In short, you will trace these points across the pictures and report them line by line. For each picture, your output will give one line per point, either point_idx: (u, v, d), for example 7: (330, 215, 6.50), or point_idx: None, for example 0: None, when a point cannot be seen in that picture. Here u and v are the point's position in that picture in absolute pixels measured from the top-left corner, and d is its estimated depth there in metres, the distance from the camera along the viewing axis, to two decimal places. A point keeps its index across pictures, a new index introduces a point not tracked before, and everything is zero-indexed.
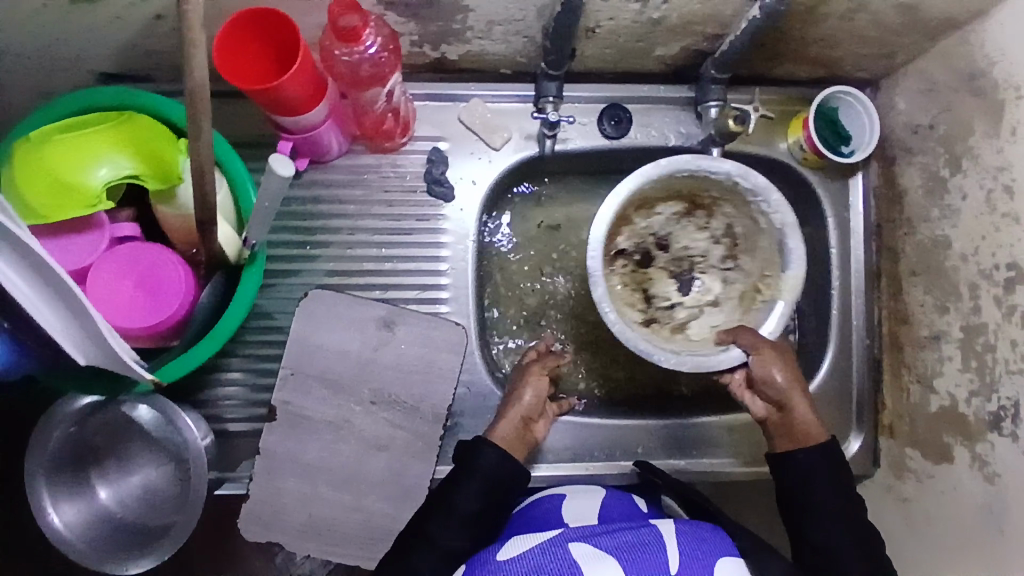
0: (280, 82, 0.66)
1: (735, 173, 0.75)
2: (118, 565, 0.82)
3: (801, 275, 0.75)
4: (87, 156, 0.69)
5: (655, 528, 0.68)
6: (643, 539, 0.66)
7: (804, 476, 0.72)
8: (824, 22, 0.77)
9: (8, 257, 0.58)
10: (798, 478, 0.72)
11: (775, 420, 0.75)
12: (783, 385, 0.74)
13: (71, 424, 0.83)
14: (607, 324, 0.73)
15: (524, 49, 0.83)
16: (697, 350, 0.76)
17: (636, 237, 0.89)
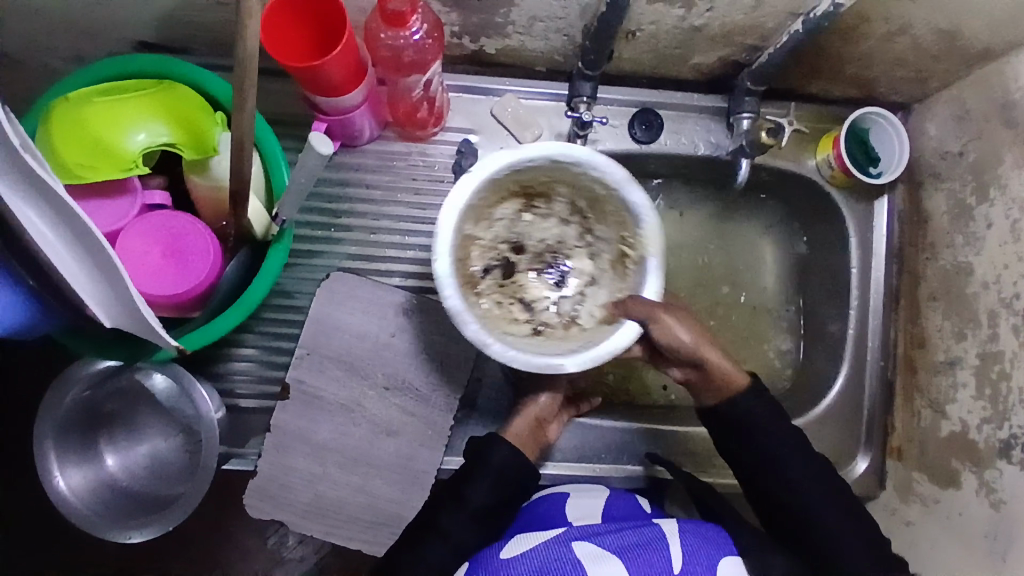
0: (324, 62, 0.67)
1: (559, 152, 0.68)
2: (120, 533, 0.81)
3: (657, 224, 0.69)
4: (125, 120, 0.69)
5: (659, 526, 0.69)
6: (646, 538, 0.68)
7: (793, 486, 0.75)
8: (863, 42, 0.77)
9: (42, 212, 0.58)
10: (791, 490, 0.75)
11: (695, 379, 0.80)
12: (688, 341, 0.76)
13: (86, 386, 0.82)
14: (496, 357, 0.66)
15: (562, 47, 0.84)
16: (590, 337, 0.70)
17: (486, 256, 0.80)
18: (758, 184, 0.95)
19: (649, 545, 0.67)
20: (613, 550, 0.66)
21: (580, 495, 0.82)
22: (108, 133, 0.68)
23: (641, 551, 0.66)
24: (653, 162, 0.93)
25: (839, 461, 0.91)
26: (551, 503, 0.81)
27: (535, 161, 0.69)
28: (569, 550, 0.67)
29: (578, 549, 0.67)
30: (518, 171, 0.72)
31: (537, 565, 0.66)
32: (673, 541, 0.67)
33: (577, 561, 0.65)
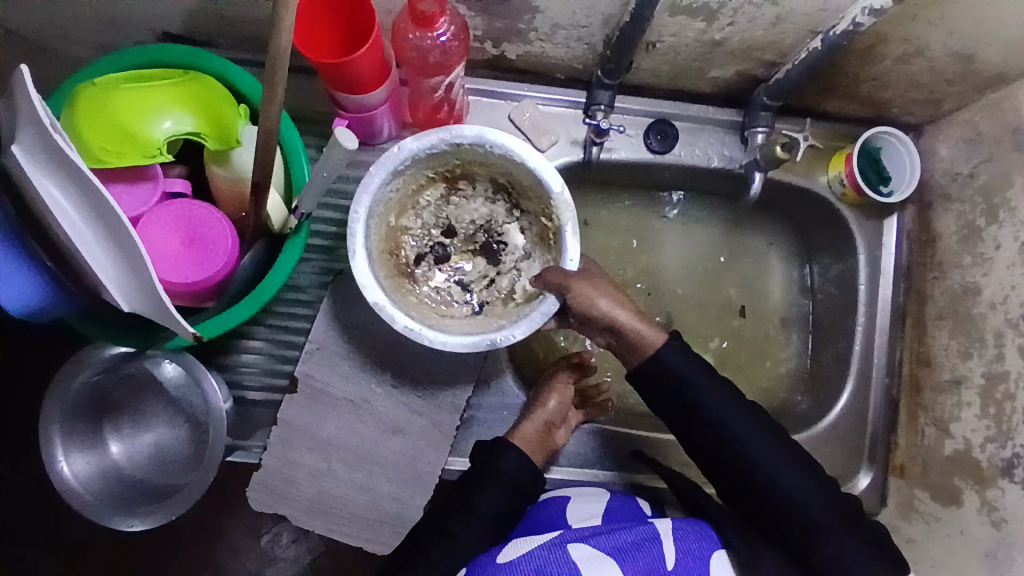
0: (353, 60, 0.68)
1: (445, 137, 0.74)
2: (121, 520, 0.82)
3: (566, 192, 0.74)
4: (151, 106, 0.69)
5: (652, 526, 0.72)
6: (641, 538, 0.70)
7: (780, 483, 0.73)
8: (879, 62, 0.79)
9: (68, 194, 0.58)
10: (775, 487, 0.74)
11: (616, 344, 0.77)
12: (605, 307, 0.73)
13: (95, 372, 0.83)
14: (431, 343, 0.72)
15: (583, 56, 0.85)
16: (522, 311, 0.76)
17: (417, 244, 0.87)
18: (769, 199, 0.96)
19: (644, 544, 0.69)
20: (608, 551, 0.69)
21: (581, 499, 0.83)
22: (134, 119, 0.68)
23: (636, 551, 0.68)
24: (667, 172, 0.94)
25: (842, 477, 0.91)
26: (553, 508, 0.82)
27: (434, 148, 0.75)
28: (566, 553, 0.69)
29: (575, 551, 0.69)
30: (426, 160, 0.79)
31: (535, 568, 0.68)
32: (665, 541, 0.70)
33: (575, 563, 0.67)
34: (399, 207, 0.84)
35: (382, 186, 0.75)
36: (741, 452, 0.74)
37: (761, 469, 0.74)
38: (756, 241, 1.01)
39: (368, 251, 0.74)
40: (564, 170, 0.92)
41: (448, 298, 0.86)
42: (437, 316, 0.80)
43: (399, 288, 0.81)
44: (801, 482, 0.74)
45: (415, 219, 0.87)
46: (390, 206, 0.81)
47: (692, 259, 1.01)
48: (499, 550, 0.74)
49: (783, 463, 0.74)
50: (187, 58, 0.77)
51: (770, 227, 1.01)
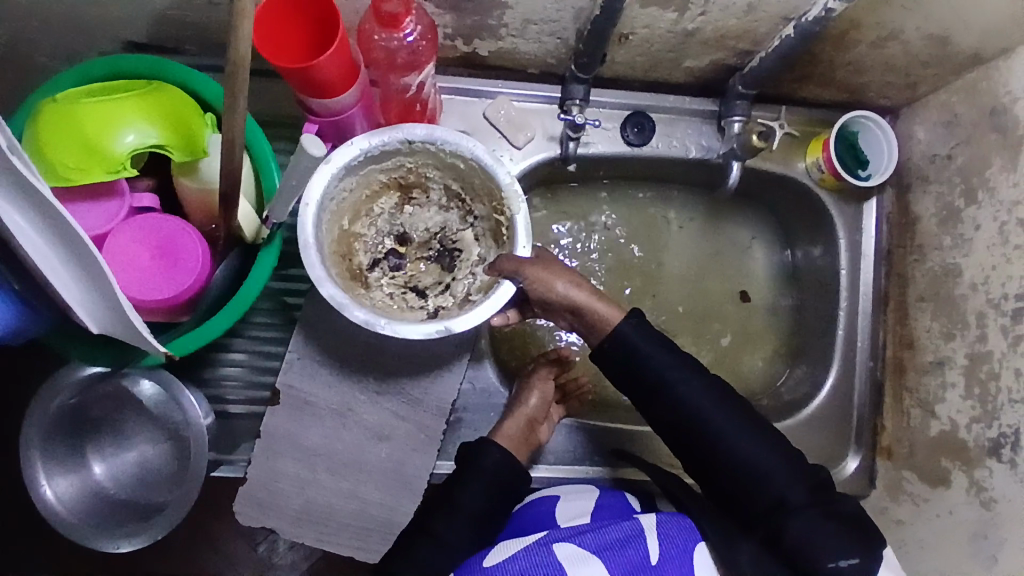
0: (317, 63, 0.66)
1: (398, 135, 0.75)
2: (109, 541, 0.81)
3: (516, 184, 0.74)
4: (113, 120, 0.68)
5: (638, 521, 0.70)
6: (626, 535, 0.69)
7: (755, 467, 0.73)
8: (853, 47, 0.78)
9: (29, 218, 0.57)
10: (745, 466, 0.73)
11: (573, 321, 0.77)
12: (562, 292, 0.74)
13: (72, 393, 0.81)
14: (379, 328, 0.70)
15: (556, 50, 0.84)
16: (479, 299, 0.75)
17: (371, 251, 0.88)
18: (747, 187, 0.96)
19: (628, 541, 0.68)
20: (593, 549, 0.68)
21: (569, 497, 0.82)
22: (95, 134, 0.67)
23: (620, 549, 0.68)
24: (644, 164, 0.93)
25: (830, 461, 0.91)
26: (541, 506, 0.82)
27: (387, 146, 0.76)
28: (551, 553, 0.68)
29: (559, 550, 0.68)
30: (380, 161, 0.79)
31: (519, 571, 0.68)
32: (650, 537, 0.69)
33: (559, 563, 0.67)
34: (354, 212, 0.85)
35: (336, 181, 0.76)
36: (715, 438, 0.74)
37: (736, 455, 0.73)
38: (737, 229, 1.00)
39: (318, 242, 0.73)
40: (540, 166, 0.91)
41: (406, 303, 0.85)
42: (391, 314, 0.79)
43: (352, 287, 0.80)
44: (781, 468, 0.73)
45: (370, 226, 0.88)
46: (344, 208, 0.82)
47: (672, 250, 1.00)
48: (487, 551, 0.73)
49: (758, 449, 0.73)
50: (148, 66, 0.74)
51: (750, 215, 1.00)
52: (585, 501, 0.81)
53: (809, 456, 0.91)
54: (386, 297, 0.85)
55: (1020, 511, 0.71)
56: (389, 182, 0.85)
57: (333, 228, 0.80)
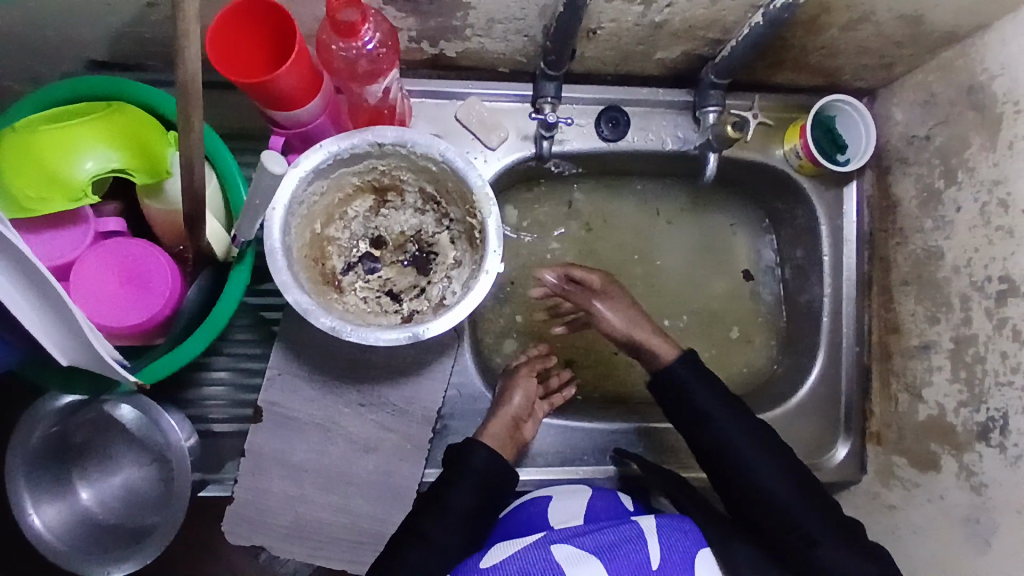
0: (275, 76, 0.65)
1: (368, 138, 0.74)
2: (99, 567, 0.79)
3: (487, 186, 0.73)
4: (72, 147, 0.67)
5: (637, 523, 0.69)
6: (626, 536, 0.67)
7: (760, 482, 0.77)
8: (826, 31, 0.77)
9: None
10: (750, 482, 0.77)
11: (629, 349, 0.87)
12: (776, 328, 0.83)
13: (52, 423, 0.79)
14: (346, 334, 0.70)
15: (524, 48, 0.82)
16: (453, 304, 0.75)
17: (345, 255, 0.86)
18: (727, 176, 0.95)
19: (629, 542, 0.67)
20: (592, 549, 0.66)
21: (563, 496, 0.80)
22: (54, 162, 0.66)
23: (620, 549, 0.66)
24: (620, 159, 0.91)
25: (819, 449, 0.91)
26: (534, 508, 0.80)
27: (357, 149, 0.75)
28: (549, 553, 0.66)
29: (558, 551, 0.66)
30: (352, 164, 0.78)
31: (517, 571, 0.65)
32: (651, 539, 0.68)
33: (558, 564, 0.64)
34: (326, 215, 0.83)
35: (304, 186, 0.74)
36: (732, 463, 0.78)
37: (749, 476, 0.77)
38: (716, 219, 0.99)
39: (286, 247, 0.73)
40: (515, 166, 0.90)
41: (380, 308, 0.84)
42: (362, 319, 0.78)
43: (322, 292, 0.79)
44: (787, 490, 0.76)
45: (343, 230, 0.86)
46: (315, 212, 0.80)
47: (651, 241, 0.99)
48: (481, 554, 0.71)
49: (774, 473, 0.77)
50: (106, 87, 0.73)
51: (731, 204, 0.99)
52: (579, 500, 0.79)
53: (798, 444, 0.90)
54: (359, 301, 0.84)
55: (1010, 495, 0.70)
56: (363, 185, 0.83)
57: (304, 231, 0.79)
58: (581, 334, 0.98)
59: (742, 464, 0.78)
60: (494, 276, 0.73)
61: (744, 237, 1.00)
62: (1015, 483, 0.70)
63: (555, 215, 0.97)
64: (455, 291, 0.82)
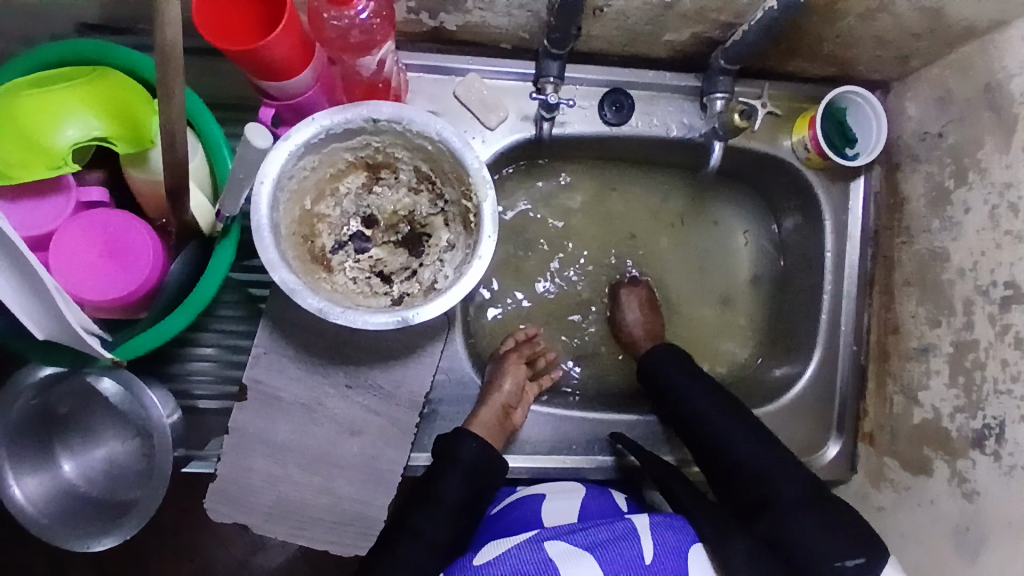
0: (260, 45, 0.62)
1: (362, 113, 0.71)
2: (80, 540, 0.76)
3: (483, 168, 0.71)
4: (51, 113, 0.64)
5: (631, 521, 0.68)
6: (620, 533, 0.66)
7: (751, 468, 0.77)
8: (841, 20, 0.74)
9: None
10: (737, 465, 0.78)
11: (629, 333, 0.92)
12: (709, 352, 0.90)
13: (33, 396, 0.76)
14: (332, 316, 0.68)
15: (528, 24, 0.79)
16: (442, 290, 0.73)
17: (335, 233, 0.84)
18: (732, 167, 0.92)
19: (623, 539, 0.66)
20: (586, 547, 0.65)
21: (556, 495, 0.79)
22: (33, 128, 0.64)
23: (614, 546, 0.65)
24: (623, 144, 0.89)
25: (811, 447, 0.89)
26: (525, 507, 0.78)
27: (351, 124, 0.72)
28: (542, 550, 0.65)
29: (551, 548, 0.65)
30: (346, 139, 0.75)
31: (509, 568, 0.64)
32: (645, 536, 0.67)
33: (550, 560, 0.64)
34: (317, 191, 0.81)
35: (295, 161, 0.72)
36: (723, 439, 0.79)
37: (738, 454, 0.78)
38: (715, 207, 0.97)
39: (274, 224, 0.70)
40: (514, 147, 0.87)
41: (369, 290, 0.82)
42: (350, 300, 0.76)
43: (311, 270, 0.77)
44: (777, 467, 0.77)
45: (335, 207, 0.84)
46: (306, 188, 0.78)
47: (649, 230, 0.97)
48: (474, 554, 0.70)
49: (754, 447, 0.78)
50: (90, 49, 0.69)
51: (737, 196, 0.97)
52: (571, 501, 0.78)
53: (791, 443, 0.89)
54: (349, 281, 0.81)
55: (1003, 503, 0.69)
56: (356, 161, 0.81)
57: (293, 207, 0.76)
58: (576, 323, 0.96)
59: (726, 442, 0.79)
60: (487, 263, 0.71)
61: (747, 229, 0.98)
62: (1007, 493, 0.69)
63: (555, 200, 0.95)
64: (447, 275, 0.80)
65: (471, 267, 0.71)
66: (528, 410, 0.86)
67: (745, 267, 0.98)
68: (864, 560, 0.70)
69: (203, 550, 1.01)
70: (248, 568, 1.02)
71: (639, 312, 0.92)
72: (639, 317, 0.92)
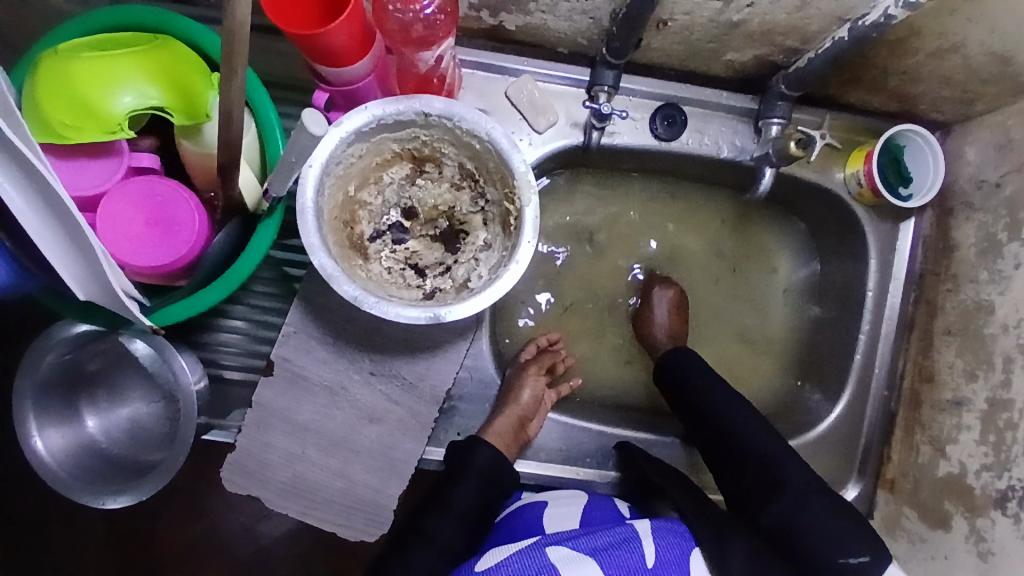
0: (323, 30, 0.62)
1: (414, 106, 0.71)
2: (96, 498, 0.78)
3: (529, 173, 0.70)
4: (110, 79, 0.65)
5: (632, 526, 0.68)
6: (621, 537, 0.66)
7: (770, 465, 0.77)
8: (910, 55, 0.72)
9: (35, 185, 0.56)
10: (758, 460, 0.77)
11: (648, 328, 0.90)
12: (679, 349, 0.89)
13: (66, 350, 0.78)
14: (365, 304, 0.69)
15: (587, 31, 0.78)
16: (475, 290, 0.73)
17: (375, 222, 0.84)
18: (781, 194, 0.91)
19: (624, 544, 0.66)
20: (587, 551, 0.65)
21: (558, 503, 0.79)
22: (89, 92, 0.64)
23: (615, 550, 0.65)
24: (671, 160, 0.87)
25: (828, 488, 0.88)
26: (530, 513, 0.78)
27: (402, 116, 0.72)
28: (543, 555, 0.65)
29: (552, 553, 0.65)
30: (395, 130, 0.75)
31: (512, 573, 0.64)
32: (646, 541, 0.67)
33: (553, 564, 0.63)
34: (362, 178, 0.81)
35: (344, 148, 0.72)
36: (732, 430, 0.79)
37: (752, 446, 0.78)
38: (757, 234, 0.96)
39: (318, 208, 0.71)
40: (560, 153, 0.86)
41: (403, 282, 0.82)
42: (384, 291, 0.77)
43: (348, 257, 0.78)
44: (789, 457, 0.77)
45: (376, 195, 0.84)
46: (351, 175, 0.78)
47: (687, 250, 0.96)
48: (478, 557, 0.70)
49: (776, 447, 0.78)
50: (152, 20, 0.70)
51: (783, 223, 0.95)
52: (575, 507, 0.78)
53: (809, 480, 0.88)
54: (383, 271, 0.82)
55: (1019, 568, 0.68)
56: (402, 152, 0.81)
57: (337, 193, 0.77)
58: (604, 334, 0.96)
59: (738, 436, 0.79)
60: (523, 267, 0.70)
61: (788, 257, 0.96)
62: None
63: (595, 209, 0.94)
64: (481, 275, 0.79)
65: (507, 270, 0.70)
66: (544, 420, 0.87)
67: (781, 295, 0.97)
68: (869, 558, 0.73)
69: (214, 516, 1.04)
70: (254, 537, 1.04)
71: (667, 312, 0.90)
72: (666, 318, 0.90)
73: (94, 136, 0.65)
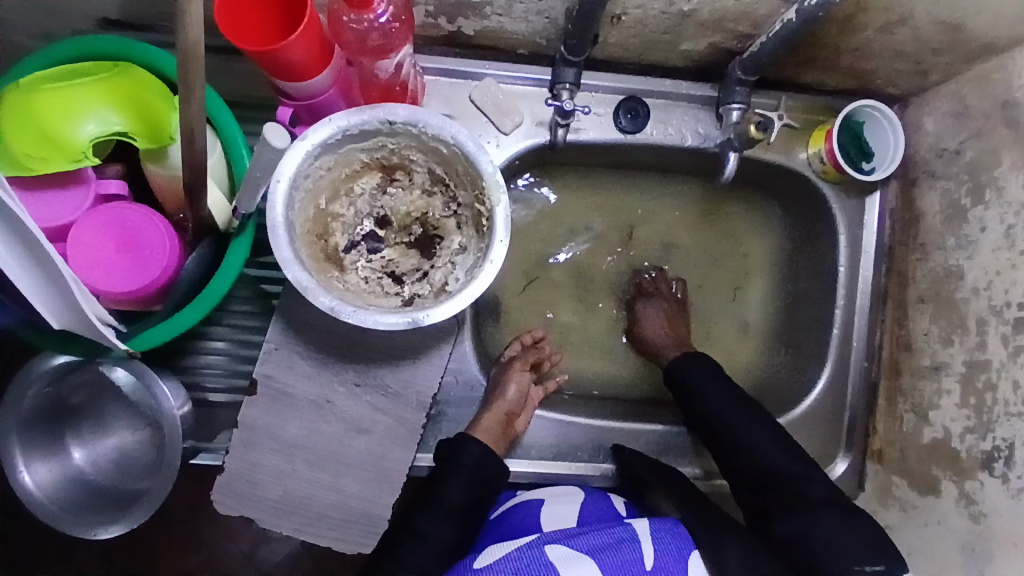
0: (278, 46, 0.62)
1: (379, 115, 0.71)
2: (88, 529, 0.78)
3: (497, 172, 0.71)
4: (72, 107, 0.66)
5: (631, 526, 0.68)
6: (620, 538, 0.66)
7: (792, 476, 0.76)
8: (860, 32, 0.74)
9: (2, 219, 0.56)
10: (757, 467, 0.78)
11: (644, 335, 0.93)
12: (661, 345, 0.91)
13: (47, 383, 0.78)
14: (342, 314, 0.69)
15: (544, 30, 0.79)
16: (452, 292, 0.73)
17: (349, 233, 0.85)
18: (748, 177, 0.92)
19: (622, 543, 0.66)
20: (585, 550, 0.65)
21: (554, 501, 0.79)
22: (52, 122, 0.65)
23: (614, 550, 0.65)
24: (638, 152, 0.89)
25: (817, 463, 0.89)
26: (524, 512, 0.78)
27: (367, 126, 0.72)
28: (542, 554, 0.65)
29: (551, 552, 0.64)
30: (360, 141, 0.76)
31: (509, 571, 0.64)
32: (645, 541, 0.67)
33: (551, 563, 0.63)
34: (332, 191, 0.82)
35: (311, 161, 0.72)
36: (718, 419, 0.81)
37: (754, 450, 0.79)
38: (728, 218, 0.97)
39: (289, 222, 0.71)
40: (528, 152, 0.87)
41: (381, 290, 0.82)
42: (361, 300, 0.77)
43: (324, 269, 0.78)
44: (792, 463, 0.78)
45: (348, 207, 0.84)
46: (321, 188, 0.79)
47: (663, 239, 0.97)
48: (475, 556, 0.70)
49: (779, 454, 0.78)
50: (112, 48, 0.71)
51: (755, 205, 0.97)
52: (570, 505, 0.78)
53: None
54: (360, 281, 0.82)
55: (1010, 526, 0.68)
56: (371, 162, 0.81)
57: (307, 207, 0.77)
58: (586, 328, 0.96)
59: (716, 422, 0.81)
60: (498, 266, 0.70)
61: (760, 239, 0.97)
62: (1015, 516, 0.68)
63: (567, 206, 0.95)
64: (458, 277, 0.80)
65: (483, 270, 0.70)
66: (531, 418, 0.87)
67: (759, 273, 0.98)
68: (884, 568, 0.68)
69: (209, 543, 1.03)
70: (254, 562, 1.03)
71: (664, 321, 0.92)
72: (660, 328, 0.92)
73: (59, 165, 0.66)
